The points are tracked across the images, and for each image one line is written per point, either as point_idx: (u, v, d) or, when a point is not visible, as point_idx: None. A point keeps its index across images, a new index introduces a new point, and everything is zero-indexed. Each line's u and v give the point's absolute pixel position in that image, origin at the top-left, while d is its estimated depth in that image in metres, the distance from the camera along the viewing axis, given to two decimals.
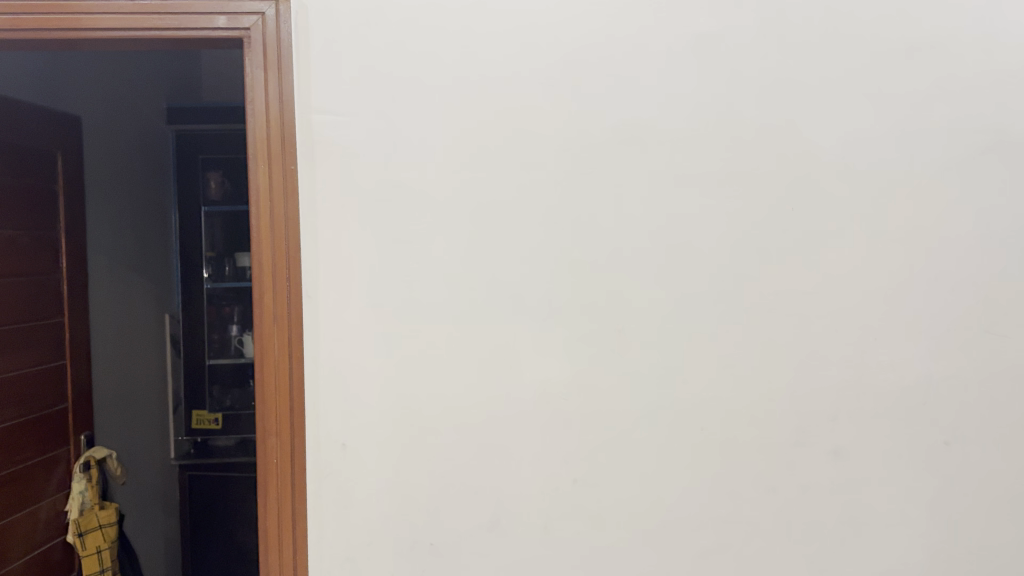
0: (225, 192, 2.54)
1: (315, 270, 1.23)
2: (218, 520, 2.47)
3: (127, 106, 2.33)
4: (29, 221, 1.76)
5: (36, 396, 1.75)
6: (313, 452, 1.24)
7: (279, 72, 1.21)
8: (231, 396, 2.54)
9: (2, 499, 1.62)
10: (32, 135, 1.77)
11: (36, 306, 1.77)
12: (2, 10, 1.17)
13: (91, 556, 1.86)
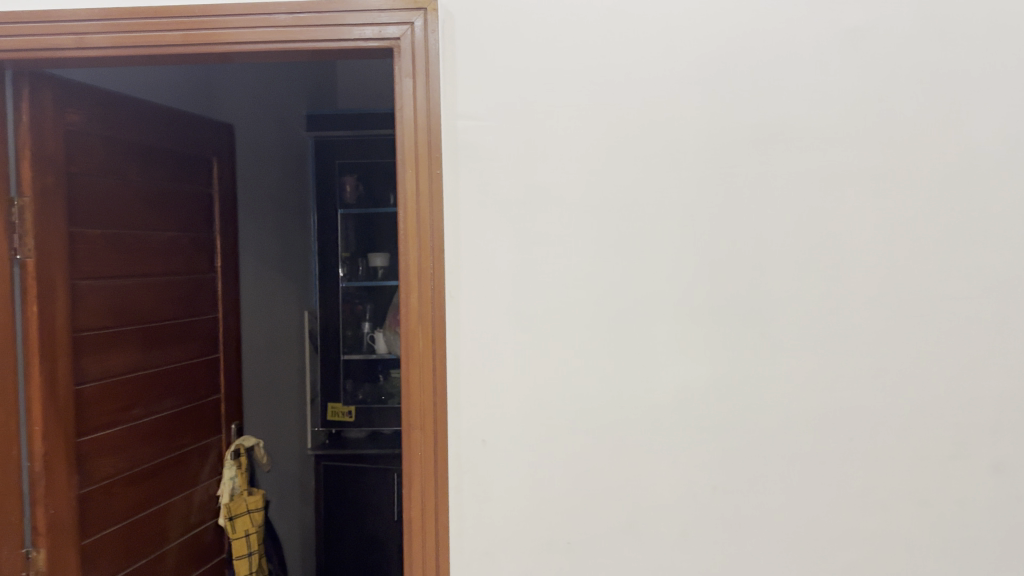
0: (360, 195, 2.68)
1: (458, 270, 1.27)
2: (351, 508, 2.57)
3: (273, 114, 2.47)
4: (188, 223, 1.89)
5: (193, 387, 1.88)
6: (455, 447, 1.28)
7: (425, 79, 1.25)
8: (362, 390, 2.65)
9: (161, 482, 1.75)
10: (191, 142, 1.89)
11: (193, 303, 1.89)
12: (175, 27, 1.27)
13: (241, 539, 1.95)
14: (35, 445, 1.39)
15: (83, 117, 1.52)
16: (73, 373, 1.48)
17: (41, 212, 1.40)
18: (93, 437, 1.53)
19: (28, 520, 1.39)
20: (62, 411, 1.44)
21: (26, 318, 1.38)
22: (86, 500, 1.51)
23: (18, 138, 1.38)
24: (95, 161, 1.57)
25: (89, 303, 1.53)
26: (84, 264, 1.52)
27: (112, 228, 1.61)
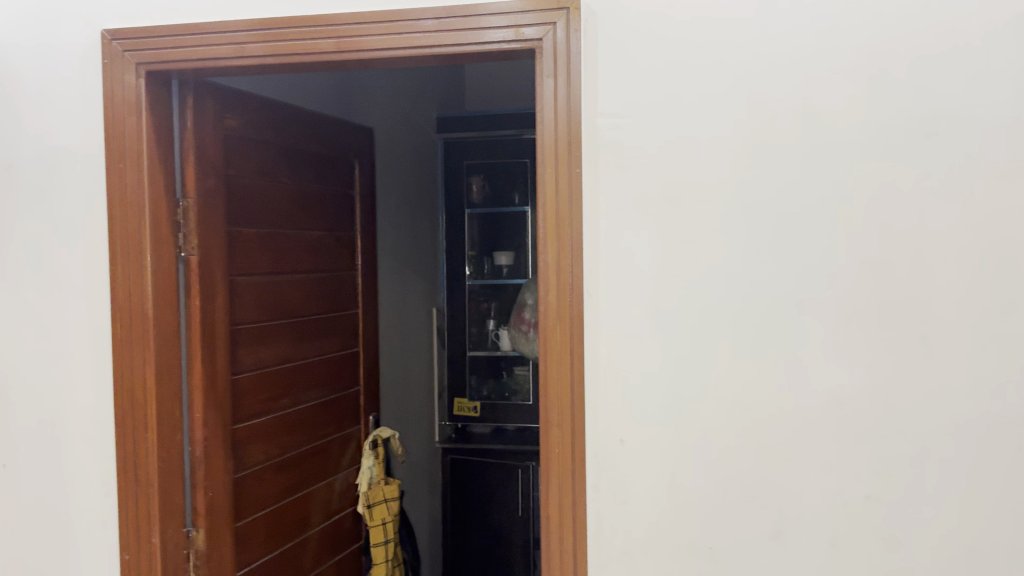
0: (486, 196, 2.72)
1: (597, 269, 1.27)
2: (475, 503, 2.62)
3: (408, 118, 2.55)
4: (332, 223, 1.97)
5: (334, 379, 1.96)
6: (593, 447, 1.28)
7: (566, 79, 1.26)
8: (487, 386, 2.71)
9: (305, 470, 1.83)
10: (336, 145, 1.98)
11: (336, 299, 1.97)
12: (329, 35, 1.32)
13: (378, 527, 2.01)
14: (196, 432, 1.49)
15: (241, 122, 1.62)
16: (230, 363, 1.57)
17: (203, 212, 1.50)
18: (247, 425, 1.63)
19: (189, 502, 1.50)
20: (220, 400, 1.53)
21: (190, 312, 1.48)
22: (240, 484, 1.60)
23: (183, 143, 1.49)
24: (251, 164, 1.66)
25: (244, 298, 1.63)
26: (241, 262, 1.62)
27: (265, 227, 1.71)
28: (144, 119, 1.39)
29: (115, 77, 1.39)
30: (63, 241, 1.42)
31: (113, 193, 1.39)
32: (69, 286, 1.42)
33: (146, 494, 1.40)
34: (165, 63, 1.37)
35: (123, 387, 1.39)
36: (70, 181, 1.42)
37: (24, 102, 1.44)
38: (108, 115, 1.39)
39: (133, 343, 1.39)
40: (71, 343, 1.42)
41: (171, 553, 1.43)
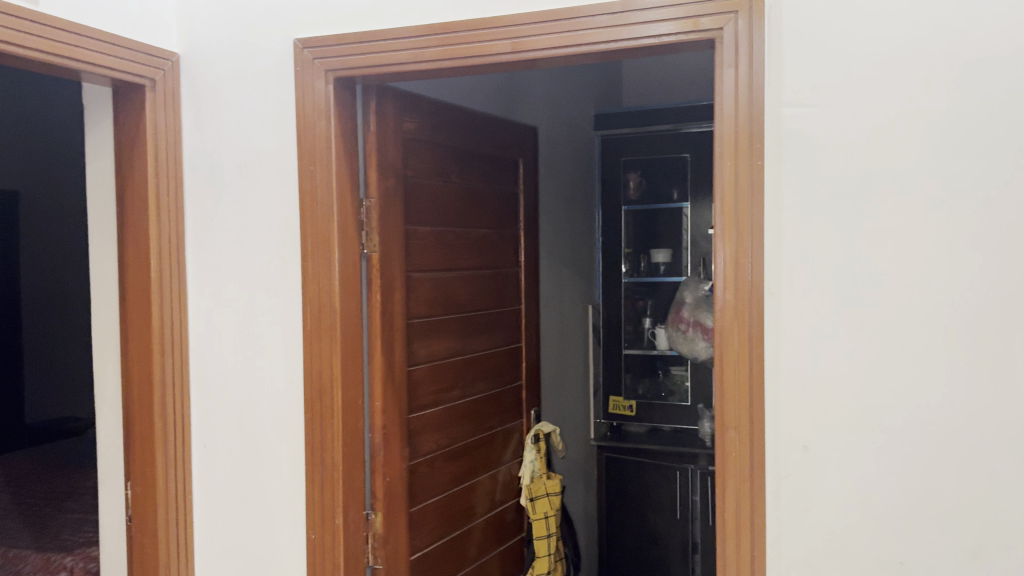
0: (643, 191, 2.73)
1: (779, 265, 1.22)
2: (631, 501, 2.65)
3: (568, 116, 2.57)
4: (498, 220, 2.01)
5: (497, 373, 1.99)
6: (773, 451, 1.24)
7: (747, 69, 1.22)
8: (642, 385, 2.72)
9: (471, 460, 1.88)
10: (502, 143, 2.01)
11: (500, 295, 2.02)
12: (506, 36, 1.34)
13: (541, 520, 2.07)
14: (376, 419, 1.57)
15: (418, 125, 1.69)
16: (406, 355, 1.65)
17: (384, 210, 1.57)
18: (421, 414, 1.70)
19: (368, 486, 1.57)
20: (397, 390, 1.61)
21: (372, 305, 1.57)
22: (414, 471, 1.67)
23: (366, 146, 1.57)
24: (427, 164, 1.73)
25: (419, 292, 1.70)
26: (418, 259, 1.69)
27: (439, 225, 1.77)
28: (332, 122, 1.47)
29: (305, 84, 1.47)
30: (259, 238, 1.53)
31: (305, 193, 1.47)
32: (264, 281, 1.53)
33: (331, 477, 1.48)
34: (351, 68, 1.45)
35: (311, 375, 1.48)
36: (266, 183, 1.52)
37: (224, 110, 1.55)
38: (300, 119, 1.48)
39: (321, 333, 1.47)
40: (266, 334, 1.53)
41: (354, 533, 1.51)
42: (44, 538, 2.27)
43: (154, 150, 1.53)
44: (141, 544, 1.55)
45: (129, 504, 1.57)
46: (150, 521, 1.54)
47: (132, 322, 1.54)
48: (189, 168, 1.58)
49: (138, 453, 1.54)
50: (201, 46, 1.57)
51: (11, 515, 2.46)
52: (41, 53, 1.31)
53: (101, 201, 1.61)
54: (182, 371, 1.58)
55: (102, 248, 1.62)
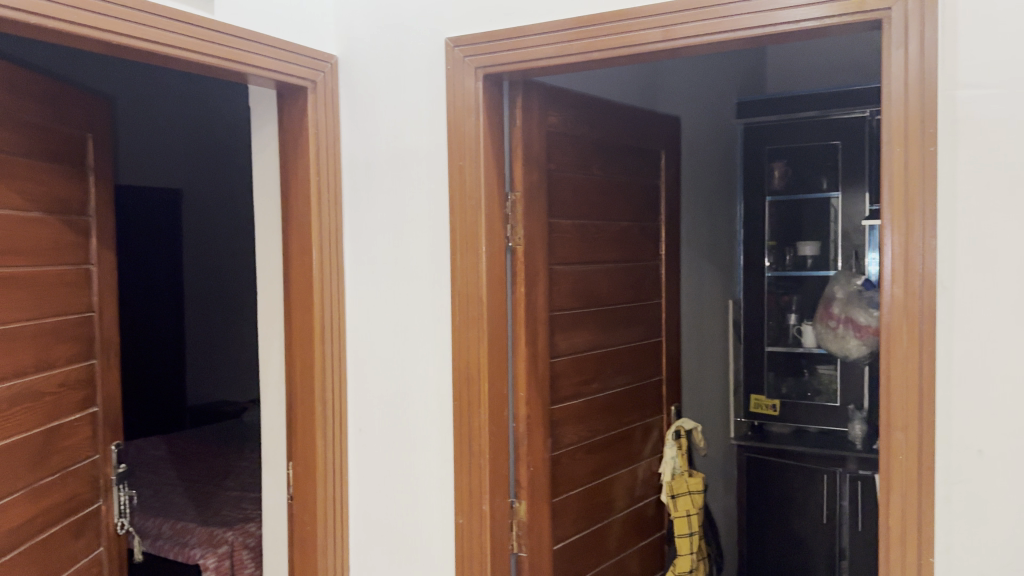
0: (789, 180, 2.71)
1: (953, 257, 1.15)
2: (774, 505, 2.64)
3: (710, 106, 2.53)
4: (639, 213, 1.99)
5: (637, 367, 1.97)
6: (943, 455, 1.16)
7: (919, 49, 1.15)
8: (786, 384, 2.71)
9: (612, 454, 1.87)
10: (645, 135, 1.99)
11: (640, 289, 1.99)
12: (656, 25, 1.32)
13: (682, 518, 2.05)
14: (520, 409, 1.59)
15: (562, 118, 1.69)
16: (549, 348, 1.66)
17: (529, 203, 1.59)
18: (564, 405, 1.71)
19: (513, 474, 1.60)
20: (541, 380, 1.63)
21: (516, 297, 1.59)
22: (557, 462, 1.69)
23: (512, 140, 1.58)
24: (571, 158, 1.73)
25: (562, 285, 1.70)
26: (560, 251, 1.69)
27: (581, 218, 1.77)
28: (482, 119, 1.50)
29: (456, 81, 1.51)
30: (412, 232, 1.58)
31: (454, 188, 1.51)
32: (415, 273, 1.58)
33: (478, 465, 1.51)
34: (500, 65, 1.47)
35: (460, 364, 1.51)
36: (419, 178, 1.57)
37: (380, 109, 1.62)
38: (450, 116, 1.51)
39: (468, 324, 1.51)
40: (418, 324, 1.58)
41: (500, 520, 1.54)
42: (207, 513, 2.43)
43: (315, 148, 1.60)
44: (301, 521, 1.64)
45: (290, 483, 1.67)
46: (310, 499, 1.62)
47: (294, 311, 1.63)
48: (347, 165, 1.66)
49: (299, 435, 1.63)
50: (359, 47, 1.64)
51: (176, 489, 2.65)
52: (216, 59, 1.41)
53: (267, 197, 1.72)
54: (339, 358, 1.66)
55: (267, 242, 1.73)
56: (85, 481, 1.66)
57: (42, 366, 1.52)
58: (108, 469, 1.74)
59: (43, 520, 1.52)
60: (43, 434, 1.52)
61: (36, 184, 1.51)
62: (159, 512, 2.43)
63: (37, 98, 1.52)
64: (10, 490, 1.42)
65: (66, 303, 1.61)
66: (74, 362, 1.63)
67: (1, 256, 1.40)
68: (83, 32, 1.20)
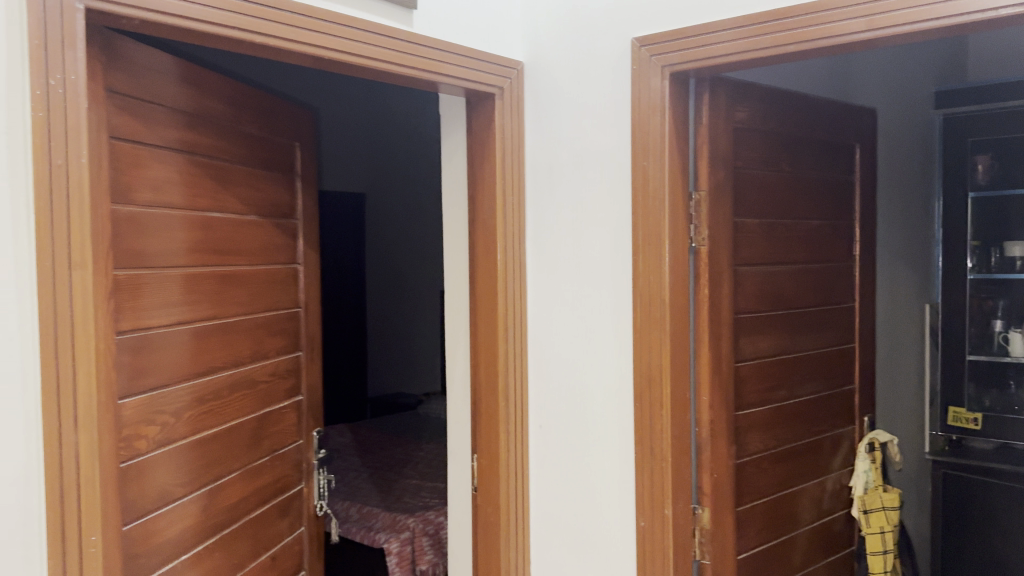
0: (995, 175, 2.51)
1: None
2: (973, 523, 2.48)
3: (907, 96, 2.38)
4: (831, 212, 1.89)
5: (827, 374, 1.88)
6: None
7: None
8: (989, 397, 2.53)
9: (799, 464, 1.80)
10: (839, 128, 1.88)
11: (830, 291, 1.89)
12: (858, 13, 1.24)
13: (874, 534, 1.94)
14: (703, 414, 1.56)
15: (750, 114, 1.62)
16: (734, 352, 1.61)
17: (716, 202, 1.54)
18: (748, 412, 1.65)
19: (695, 480, 1.57)
20: (726, 385, 1.58)
21: (699, 300, 1.55)
22: (742, 470, 1.64)
23: (697, 138, 1.54)
24: (759, 155, 1.66)
25: (747, 287, 1.65)
26: (746, 252, 1.64)
27: (768, 217, 1.70)
28: (667, 118, 1.47)
29: (643, 80, 1.49)
30: (595, 232, 1.59)
31: (638, 187, 1.50)
32: (598, 273, 1.59)
33: (661, 469, 1.49)
34: (688, 61, 1.44)
35: (642, 366, 1.50)
36: (602, 179, 1.58)
37: (565, 110, 1.64)
38: (636, 116, 1.51)
39: (651, 325, 1.49)
40: (601, 323, 1.59)
41: (682, 525, 1.52)
42: (389, 499, 2.55)
43: (501, 151, 1.65)
44: (485, 513, 1.69)
45: (475, 474, 1.72)
46: (493, 492, 1.67)
47: (479, 309, 1.68)
48: (530, 167, 1.69)
49: (484, 429, 1.69)
50: (545, 52, 1.67)
51: (361, 475, 2.81)
52: (413, 69, 1.48)
53: (455, 200, 1.78)
54: (521, 355, 1.69)
55: (454, 243, 1.79)
56: (290, 464, 1.80)
57: (257, 356, 1.66)
58: (310, 454, 1.88)
59: (255, 498, 1.66)
60: (257, 420, 1.66)
61: (253, 191, 1.65)
62: (347, 497, 2.58)
63: (256, 112, 1.67)
64: (228, 469, 1.56)
65: (277, 299, 1.74)
66: (283, 354, 1.77)
67: (224, 256, 1.55)
68: (294, 47, 1.30)
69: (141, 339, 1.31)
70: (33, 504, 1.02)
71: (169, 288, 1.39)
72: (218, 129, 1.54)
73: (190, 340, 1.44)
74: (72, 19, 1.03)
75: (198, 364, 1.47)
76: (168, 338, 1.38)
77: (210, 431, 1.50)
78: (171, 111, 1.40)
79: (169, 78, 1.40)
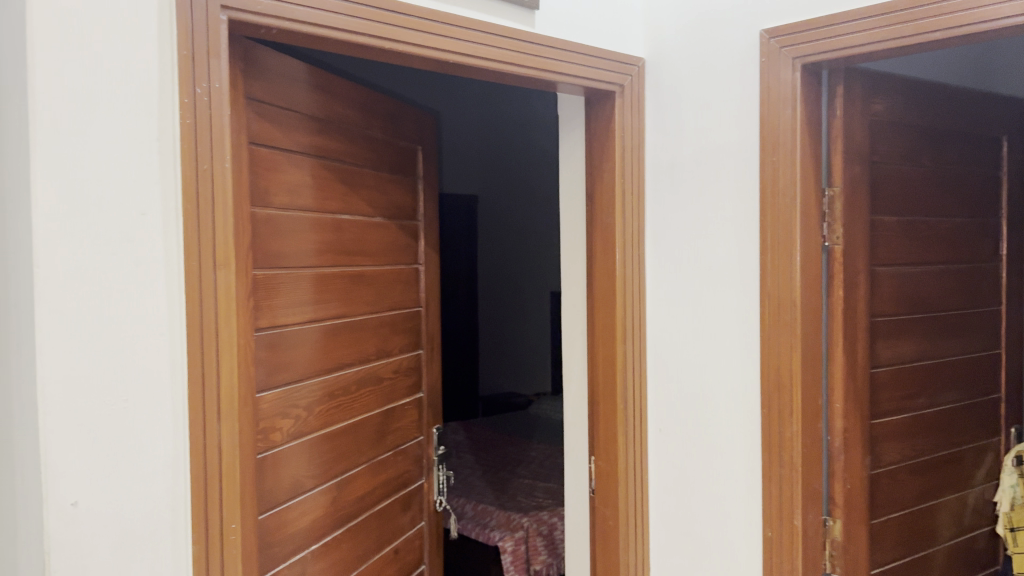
0: None
1: None
2: None
3: None
4: (976, 208, 1.78)
5: (970, 382, 1.77)
6: None
7: None
8: None
9: (939, 476, 1.70)
10: (987, 119, 1.76)
11: (974, 294, 1.78)
12: None
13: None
14: (836, 421, 1.50)
15: (888, 106, 1.54)
16: (870, 357, 1.53)
17: (851, 199, 1.47)
18: (885, 421, 1.57)
19: (826, 490, 1.51)
20: (861, 391, 1.51)
21: (832, 302, 1.49)
22: (877, 481, 1.56)
23: (830, 133, 1.48)
24: (898, 149, 1.58)
25: (884, 289, 1.56)
26: (884, 251, 1.56)
27: (907, 215, 1.61)
28: (799, 111, 1.42)
29: (772, 73, 1.44)
30: (721, 231, 1.55)
31: (767, 184, 1.45)
32: (723, 273, 1.55)
33: (790, 477, 1.44)
34: (820, 53, 1.38)
35: (771, 371, 1.45)
36: (728, 177, 1.53)
37: (690, 107, 1.60)
38: (765, 111, 1.46)
39: (782, 328, 1.44)
40: (725, 324, 1.54)
41: (813, 537, 1.46)
42: (504, 497, 2.57)
43: (622, 149, 1.63)
44: (604, 515, 1.67)
45: (593, 476, 1.71)
46: (612, 495, 1.65)
47: (598, 310, 1.67)
48: (653, 165, 1.67)
49: (603, 431, 1.67)
50: (668, 48, 1.64)
51: (476, 473, 2.84)
52: (535, 70, 1.48)
53: (574, 200, 1.78)
54: (642, 357, 1.67)
55: (573, 243, 1.79)
56: (412, 459, 1.84)
57: (382, 354, 1.71)
58: (430, 450, 1.91)
59: (379, 493, 1.70)
60: (382, 415, 1.71)
61: (379, 193, 1.70)
62: (463, 493, 2.62)
63: (382, 116, 1.71)
64: (355, 462, 1.61)
65: (401, 299, 1.79)
66: (405, 352, 1.81)
67: (353, 257, 1.60)
68: (421, 51, 1.32)
69: (277, 336, 1.37)
70: (180, 493, 1.07)
71: (303, 286, 1.44)
72: (347, 133, 1.59)
73: (321, 338, 1.49)
74: (217, 30, 1.09)
75: (328, 360, 1.52)
76: (301, 336, 1.43)
77: (339, 425, 1.55)
78: (304, 116, 1.45)
79: (302, 85, 1.45)
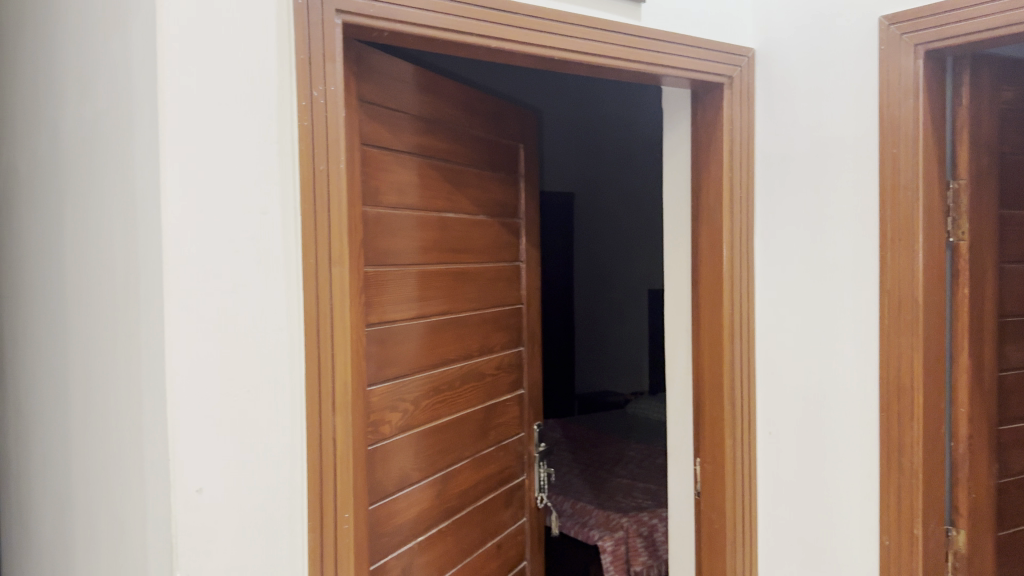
0: None
1: None
2: None
3: None
4: None
5: None
6: None
7: None
8: None
9: None
10: None
11: None
12: None
13: None
14: (960, 427, 1.42)
15: (1019, 93, 1.45)
16: (998, 359, 1.45)
17: (978, 192, 1.40)
18: (1014, 427, 1.49)
19: (949, 499, 1.44)
20: (988, 395, 1.43)
21: (957, 302, 1.41)
22: (1005, 491, 1.47)
23: (955, 123, 1.40)
24: None
25: (1014, 288, 1.48)
26: (1013, 248, 1.47)
27: None
28: (922, 101, 1.35)
29: (892, 61, 1.38)
30: (835, 228, 1.49)
31: (887, 178, 1.39)
32: (838, 271, 1.49)
33: (910, 484, 1.38)
34: (944, 39, 1.31)
35: (890, 373, 1.39)
36: (843, 171, 1.48)
37: (802, 99, 1.55)
38: (884, 102, 1.40)
39: (902, 328, 1.38)
40: (840, 324, 1.49)
41: (934, 548, 1.39)
42: (602, 497, 2.56)
43: (731, 144, 1.59)
44: (709, 518, 1.64)
45: (698, 478, 1.68)
46: (718, 497, 1.62)
47: (703, 308, 1.63)
48: (762, 160, 1.62)
49: (708, 432, 1.63)
50: (779, 39, 1.59)
51: (573, 471, 2.84)
52: (640, 65, 1.47)
53: (678, 197, 1.75)
54: (749, 357, 1.63)
55: (676, 241, 1.76)
56: (513, 456, 1.85)
57: (484, 350, 1.72)
58: (531, 447, 1.92)
59: (482, 488, 1.71)
60: (484, 411, 1.72)
61: (482, 192, 1.71)
62: (561, 491, 2.62)
63: (485, 115, 1.73)
64: (458, 457, 1.63)
65: (502, 296, 1.80)
66: (507, 349, 1.82)
67: (457, 254, 1.62)
68: (527, 49, 1.32)
69: (385, 331, 1.40)
70: (297, 481, 1.12)
71: (410, 283, 1.47)
72: (452, 132, 1.61)
73: (427, 334, 1.52)
74: (331, 34, 1.12)
75: (434, 356, 1.54)
76: (408, 332, 1.46)
77: (443, 420, 1.58)
78: (412, 116, 1.48)
79: (410, 86, 1.48)
